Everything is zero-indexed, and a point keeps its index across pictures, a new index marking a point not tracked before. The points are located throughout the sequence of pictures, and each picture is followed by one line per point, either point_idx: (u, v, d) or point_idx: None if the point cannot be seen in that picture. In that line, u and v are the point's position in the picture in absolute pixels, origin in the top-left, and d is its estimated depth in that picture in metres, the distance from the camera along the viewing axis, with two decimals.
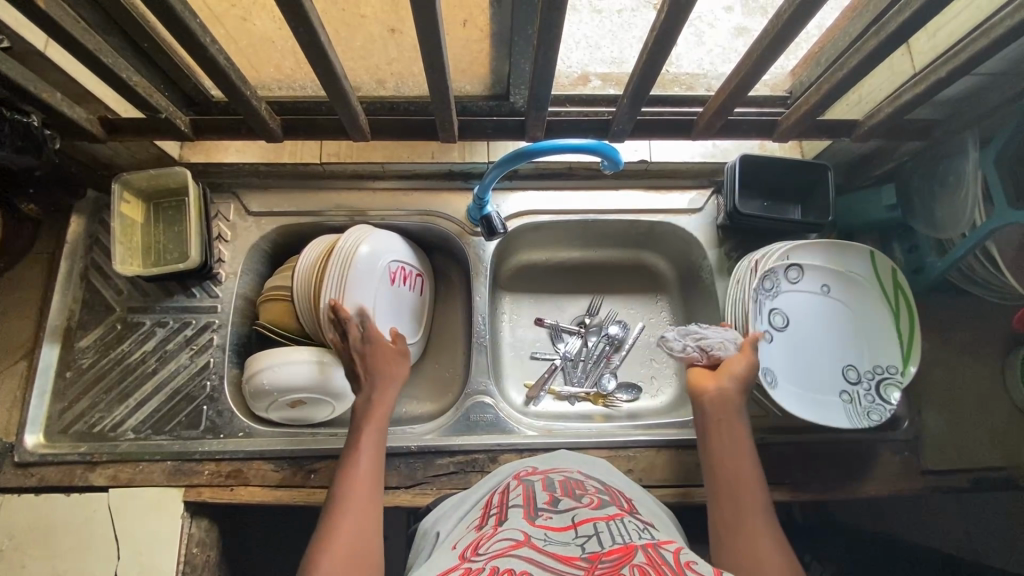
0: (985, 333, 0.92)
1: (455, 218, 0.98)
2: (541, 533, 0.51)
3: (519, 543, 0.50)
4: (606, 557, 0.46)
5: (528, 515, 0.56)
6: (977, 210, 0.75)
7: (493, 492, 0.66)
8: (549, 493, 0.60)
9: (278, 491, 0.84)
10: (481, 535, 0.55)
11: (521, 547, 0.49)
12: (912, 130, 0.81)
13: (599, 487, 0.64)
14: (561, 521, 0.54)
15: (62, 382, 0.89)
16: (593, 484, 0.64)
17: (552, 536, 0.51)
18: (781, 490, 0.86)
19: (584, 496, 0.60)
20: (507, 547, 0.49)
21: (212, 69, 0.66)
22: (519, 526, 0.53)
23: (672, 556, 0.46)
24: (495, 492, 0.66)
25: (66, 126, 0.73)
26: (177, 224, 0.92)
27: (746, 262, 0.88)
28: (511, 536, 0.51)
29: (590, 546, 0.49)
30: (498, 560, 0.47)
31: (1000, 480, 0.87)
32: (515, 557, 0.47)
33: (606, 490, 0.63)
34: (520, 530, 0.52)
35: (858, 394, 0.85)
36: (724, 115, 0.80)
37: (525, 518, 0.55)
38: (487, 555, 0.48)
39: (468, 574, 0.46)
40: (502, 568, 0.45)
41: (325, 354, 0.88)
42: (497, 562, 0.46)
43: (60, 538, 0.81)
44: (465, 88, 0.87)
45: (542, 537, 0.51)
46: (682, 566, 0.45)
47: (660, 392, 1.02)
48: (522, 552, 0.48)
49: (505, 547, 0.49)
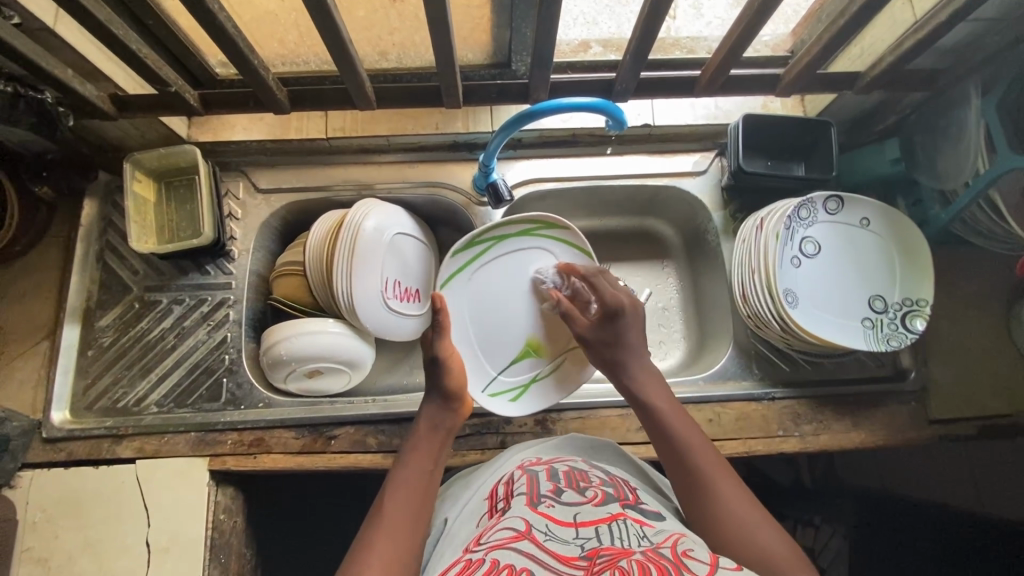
0: (990, 283, 0.93)
1: (460, 187, 0.99)
2: (543, 525, 0.54)
3: (520, 535, 0.53)
4: (604, 553, 0.49)
5: (531, 501, 0.59)
6: (979, 156, 0.76)
7: (498, 481, 0.69)
8: (553, 483, 0.63)
9: (300, 458, 0.86)
10: (485, 528, 0.58)
11: (520, 540, 0.52)
12: (917, 81, 0.81)
13: (604, 478, 0.66)
14: (563, 514, 0.56)
15: (85, 360, 0.91)
16: (597, 476, 0.66)
17: (554, 530, 0.54)
18: (790, 442, 0.88)
19: (588, 489, 0.61)
20: (508, 539, 0.52)
21: (221, 37, 0.67)
22: (521, 514, 0.56)
23: (670, 550, 0.49)
24: (500, 482, 0.68)
25: (80, 104, 0.75)
26: (188, 202, 0.93)
27: (752, 222, 0.89)
28: (514, 525, 0.54)
29: (589, 544, 0.51)
30: (497, 552, 0.50)
31: (1006, 426, 0.88)
32: (514, 551, 0.50)
33: (612, 481, 0.65)
34: (522, 519, 0.55)
35: (882, 321, 0.86)
36: (727, 70, 0.80)
37: (528, 504, 0.58)
38: (486, 546, 0.52)
39: (471, 565, 0.50)
40: (502, 563, 0.48)
41: (340, 324, 0.91)
42: (495, 555, 0.50)
43: (91, 509, 0.83)
44: (467, 57, 0.88)
45: (544, 530, 0.53)
46: (679, 556, 0.48)
47: (668, 357, 1.05)
48: (522, 545, 0.51)
49: (506, 539, 0.52)
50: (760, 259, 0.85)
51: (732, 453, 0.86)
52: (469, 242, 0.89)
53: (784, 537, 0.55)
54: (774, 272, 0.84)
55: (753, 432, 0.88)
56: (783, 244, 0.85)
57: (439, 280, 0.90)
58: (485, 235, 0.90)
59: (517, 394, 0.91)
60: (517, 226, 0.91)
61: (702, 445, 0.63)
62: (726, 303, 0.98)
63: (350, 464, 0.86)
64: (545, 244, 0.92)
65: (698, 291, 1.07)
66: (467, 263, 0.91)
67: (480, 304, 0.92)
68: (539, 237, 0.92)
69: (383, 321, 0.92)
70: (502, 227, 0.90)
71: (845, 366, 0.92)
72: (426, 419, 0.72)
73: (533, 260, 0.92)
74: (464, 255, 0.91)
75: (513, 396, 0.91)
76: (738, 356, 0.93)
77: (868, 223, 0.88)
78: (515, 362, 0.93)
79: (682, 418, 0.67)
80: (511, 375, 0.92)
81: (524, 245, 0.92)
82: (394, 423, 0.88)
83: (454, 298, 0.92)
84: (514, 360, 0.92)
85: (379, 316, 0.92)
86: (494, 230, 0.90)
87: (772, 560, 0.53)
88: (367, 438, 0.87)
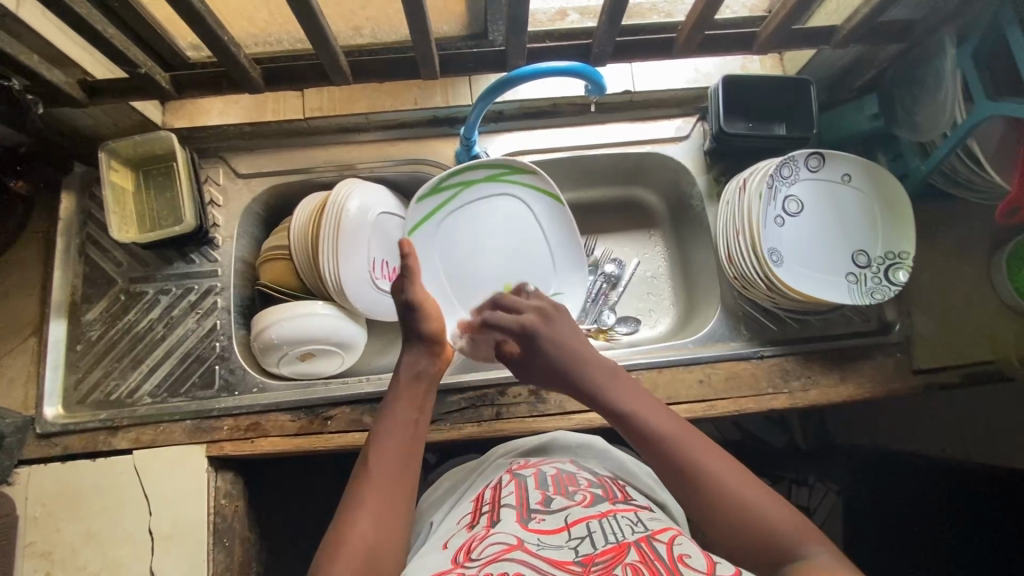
0: (972, 233, 0.94)
1: (443, 163, 0.98)
2: (534, 539, 0.57)
3: (512, 546, 0.55)
4: (598, 559, 0.52)
5: (521, 517, 0.60)
6: (957, 107, 0.77)
7: (486, 486, 0.72)
8: (542, 493, 0.65)
9: (297, 440, 0.87)
10: (473, 535, 0.60)
11: (514, 550, 0.54)
12: (892, 33, 0.81)
13: (592, 480, 0.69)
14: (554, 522, 0.59)
15: (74, 354, 0.91)
16: (585, 477, 0.70)
17: (545, 540, 0.56)
18: (780, 398, 0.89)
19: (576, 493, 0.65)
20: (501, 551, 0.55)
21: (187, 13, 0.65)
22: (511, 529, 0.58)
23: (664, 548, 0.53)
24: (487, 487, 0.71)
25: (48, 91, 0.73)
26: (168, 190, 0.92)
27: (735, 183, 0.90)
28: (504, 539, 0.57)
29: (582, 548, 0.54)
30: (492, 565, 0.52)
31: (990, 373, 0.90)
32: (508, 560, 0.53)
33: (600, 483, 0.69)
34: (513, 533, 0.57)
35: (865, 275, 0.87)
36: (703, 29, 0.79)
37: (518, 520, 0.60)
38: (480, 560, 0.54)
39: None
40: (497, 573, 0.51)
41: (329, 305, 0.91)
42: (491, 567, 0.52)
43: (91, 501, 0.84)
44: (442, 29, 0.88)
45: (535, 542, 0.56)
46: (675, 561, 0.51)
47: (658, 324, 1.06)
48: (516, 554, 0.53)
49: (499, 551, 0.54)
50: (745, 220, 0.86)
51: (723, 412, 0.88)
52: (435, 188, 0.90)
53: (775, 500, 0.59)
54: (759, 232, 0.84)
55: (743, 390, 0.89)
56: (766, 203, 0.86)
57: (408, 226, 0.91)
58: (452, 179, 0.91)
59: None
60: (486, 171, 0.91)
61: (682, 434, 0.63)
62: (713, 267, 0.99)
63: (348, 443, 0.86)
64: (515, 189, 0.93)
65: (685, 257, 1.08)
66: (435, 210, 0.92)
67: (452, 250, 0.93)
68: (508, 182, 0.92)
69: (372, 300, 0.92)
70: (467, 172, 0.90)
71: (831, 322, 0.93)
72: (405, 367, 0.71)
73: (506, 205, 0.94)
74: (432, 200, 0.91)
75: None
76: (726, 318, 0.94)
77: (849, 181, 0.89)
78: None
79: (653, 408, 0.67)
80: None
81: (494, 192, 0.93)
82: (390, 401, 0.88)
83: (422, 245, 0.93)
84: None
85: (368, 295, 0.92)
86: (461, 175, 0.91)
87: (772, 527, 0.57)
88: (363, 417, 0.88)
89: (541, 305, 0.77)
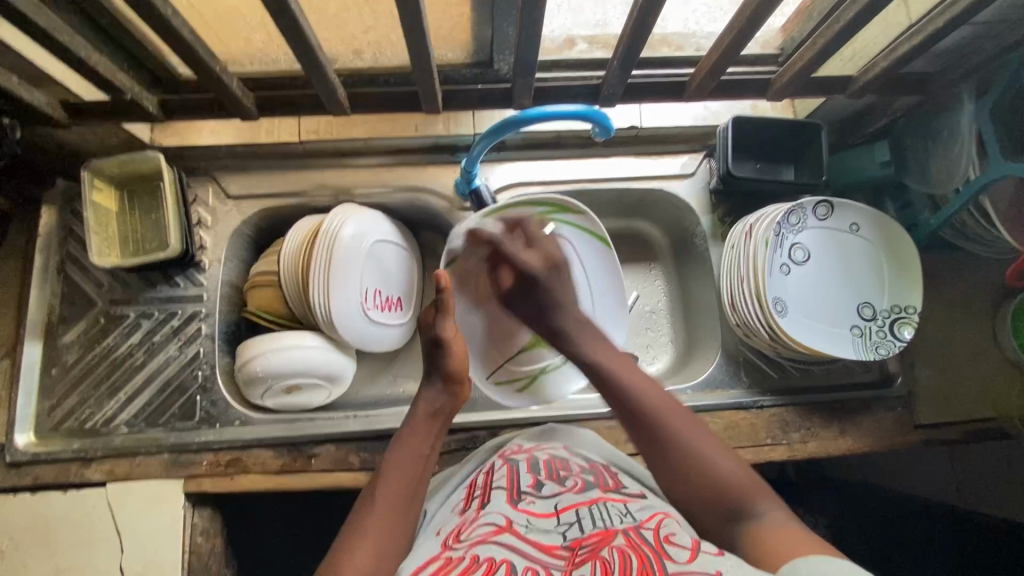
0: (976, 287, 0.93)
1: (442, 191, 0.95)
2: (523, 519, 0.55)
3: (501, 528, 0.54)
4: (586, 542, 0.51)
5: (511, 498, 0.59)
6: (971, 165, 0.75)
7: (479, 473, 0.69)
8: (533, 476, 0.64)
9: (279, 478, 0.84)
10: (464, 519, 0.58)
11: (502, 533, 0.53)
12: (910, 84, 0.79)
13: (584, 467, 0.67)
14: (544, 507, 0.58)
15: (49, 379, 0.87)
16: (577, 464, 0.68)
17: (534, 522, 0.55)
18: (778, 450, 0.87)
19: (568, 479, 0.62)
20: (489, 533, 0.53)
21: (177, 43, 0.62)
22: (501, 510, 0.57)
23: (652, 533, 0.50)
24: (479, 472, 0.69)
25: (28, 111, 0.70)
26: (155, 211, 0.88)
27: (740, 228, 0.87)
28: (493, 520, 0.55)
29: (571, 533, 0.53)
30: (478, 548, 0.51)
31: (990, 431, 0.89)
32: (495, 544, 0.51)
33: (592, 469, 0.66)
34: (502, 514, 0.56)
35: (871, 329, 0.86)
36: (718, 75, 0.76)
37: (509, 501, 0.59)
38: (467, 543, 0.52)
39: (450, 562, 0.50)
40: (482, 557, 0.49)
41: (319, 338, 0.87)
42: (477, 550, 0.50)
43: (61, 535, 0.80)
44: (446, 56, 0.82)
45: (524, 524, 0.55)
46: (661, 541, 0.49)
47: (656, 360, 1.03)
48: (503, 538, 0.52)
49: (487, 533, 0.53)
50: (749, 267, 0.84)
51: None
52: (473, 223, 0.86)
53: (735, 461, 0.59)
54: (765, 281, 0.82)
55: (741, 441, 0.87)
56: (772, 251, 0.84)
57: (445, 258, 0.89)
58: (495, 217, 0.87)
59: (524, 384, 0.92)
60: (528, 210, 0.88)
61: (649, 387, 0.66)
62: (715, 309, 0.96)
63: (332, 483, 0.84)
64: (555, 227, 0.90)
65: (686, 294, 1.05)
66: (474, 243, 0.88)
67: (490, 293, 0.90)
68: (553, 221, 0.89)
69: (362, 332, 0.88)
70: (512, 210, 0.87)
71: (833, 373, 0.91)
72: (424, 405, 0.68)
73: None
74: (467, 237, 0.87)
75: (520, 386, 0.91)
76: (727, 364, 0.92)
77: (856, 232, 0.87)
78: (524, 352, 0.91)
79: (628, 366, 0.70)
80: (520, 364, 0.91)
81: None
82: (378, 439, 0.86)
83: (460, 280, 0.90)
84: (525, 348, 0.91)
85: (359, 329, 0.88)
86: (504, 213, 0.87)
87: (724, 483, 0.58)
88: (349, 456, 0.85)
89: (550, 258, 0.81)
